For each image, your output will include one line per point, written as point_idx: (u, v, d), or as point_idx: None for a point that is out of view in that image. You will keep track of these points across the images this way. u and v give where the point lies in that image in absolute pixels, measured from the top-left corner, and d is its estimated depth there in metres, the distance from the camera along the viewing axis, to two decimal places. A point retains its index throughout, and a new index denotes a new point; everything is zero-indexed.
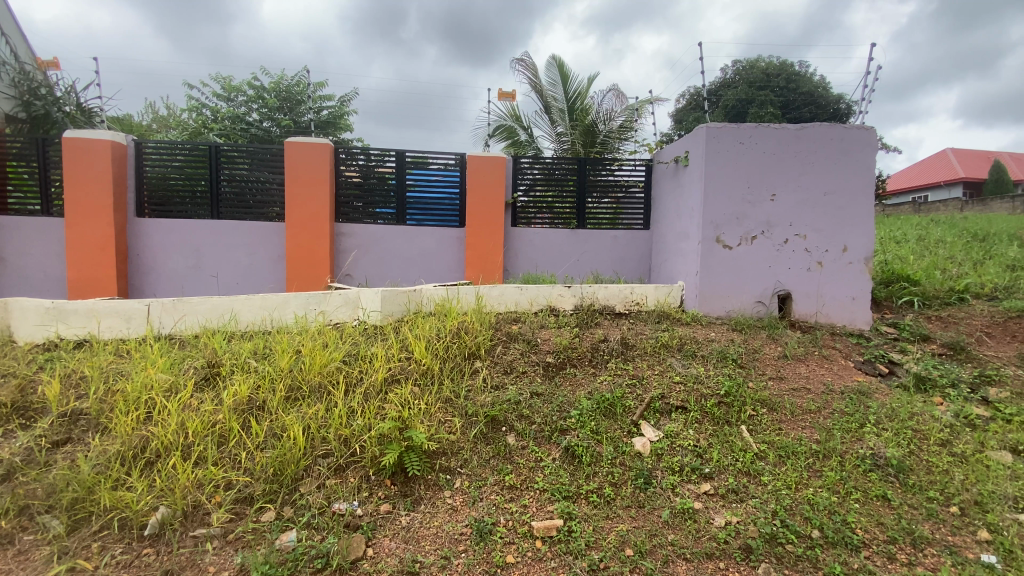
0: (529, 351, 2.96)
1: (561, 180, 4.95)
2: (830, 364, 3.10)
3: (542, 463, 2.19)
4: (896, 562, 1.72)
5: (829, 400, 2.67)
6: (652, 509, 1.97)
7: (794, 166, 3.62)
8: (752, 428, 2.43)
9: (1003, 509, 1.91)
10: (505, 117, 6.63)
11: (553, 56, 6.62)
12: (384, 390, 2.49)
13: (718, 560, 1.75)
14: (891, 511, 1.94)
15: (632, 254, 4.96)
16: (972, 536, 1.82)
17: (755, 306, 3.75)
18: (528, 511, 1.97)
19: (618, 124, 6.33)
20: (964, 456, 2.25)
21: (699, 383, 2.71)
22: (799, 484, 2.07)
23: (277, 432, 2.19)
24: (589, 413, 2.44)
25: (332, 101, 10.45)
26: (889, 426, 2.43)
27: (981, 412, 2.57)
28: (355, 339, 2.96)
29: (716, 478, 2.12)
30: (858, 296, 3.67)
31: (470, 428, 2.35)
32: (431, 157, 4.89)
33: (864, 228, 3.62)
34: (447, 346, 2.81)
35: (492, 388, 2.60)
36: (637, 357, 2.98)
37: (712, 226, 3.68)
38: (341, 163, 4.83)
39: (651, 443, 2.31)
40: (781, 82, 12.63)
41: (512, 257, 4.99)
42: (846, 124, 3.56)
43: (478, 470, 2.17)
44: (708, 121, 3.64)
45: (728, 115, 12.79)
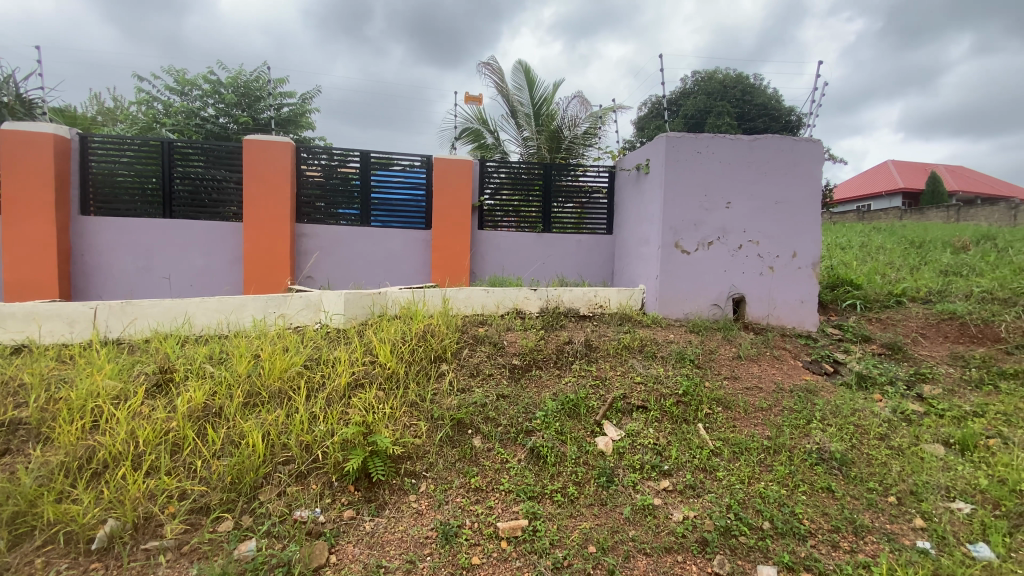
0: (495, 354, 2.98)
1: (527, 184, 5.00)
2: (781, 364, 3.26)
3: (508, 465, 2.21)
4: (839, 549, 1.84)
5: (779, 398, 2.82)
6: (614, 506, 2.03)
7: (748, 176, 3.79)
8: (708, 426, 2.54)
9: (935, 498, 2.06)
10: (472, 120, 6.64)
11: (519, 61, 6.68)
12: (347, 395, 2.46)
13: (676, 554, 1.82)
14: (835, 502, 2.06)
15: (596, 258, 5.06)
16: (908, 524, 1.96)
17: (711, 309, 3.90)
18: (493, 512, 1.99)
19: (582, 131, 6.53)
20: (901, 448, 2.41)
21: (659, 383, 2.80)
22: (751, 478, 2.18)
23: (235, 439, 2.13)
24: (554, 414, 2.49)
25: (293, 99, 10.19)
26: (833, 421, 2.58)
27: (916, 408, 2.77)
28: (317, 343, 2.90)
29: (675, 475, 2.20)
30: (806, 299, 3.88)
31: (436, 431, 2.35)
32: (396, 158, 4.84)
33: (811, 235, 3.84)
34: (412, 349, 2.79)
35: (458, 392, 2.61)
36: (600, 358, 3.05)
37: (671, 232, 3.81)
38: (303, 163, 4.72)
39: (613, 442, 2.38)
40: (737, 94, 13.16)
41: (478, 260, 4.99)
42: (795, 137, 3.77)
43: (443, 473, 2.18)
44: (667, 130, 3.77)
45: (687, 124, 13.25)
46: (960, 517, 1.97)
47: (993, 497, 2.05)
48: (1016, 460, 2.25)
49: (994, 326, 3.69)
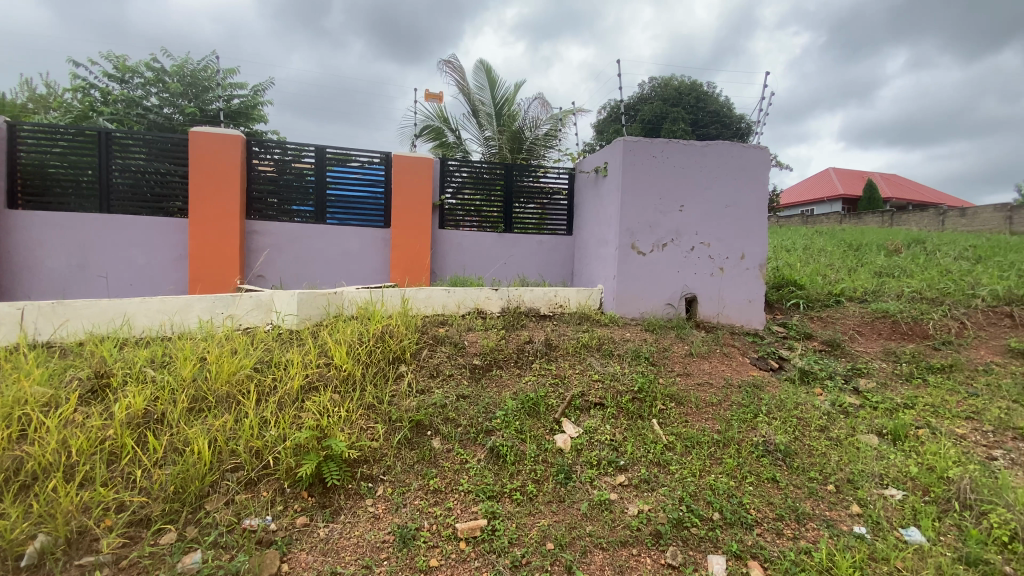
0: (455, 354, 2.95)
1: (489, 184, 4.99)
2: (730, 361, 3.40)
3: (467, 465, 2.21)
4: (782, 537, 1.93)
5: (729, 393, 2.94)
6: (572, 503, 2.06)
7: (700, 180, 3.94)
8: (662, 421, 2.62)
9: (869, 486, 2.20)
10: (433, 118, 6.58)
11: (481, 60, 6.66)
12: (301, 399, 2.38)
13: (631, 547, 1.87)
14: (779, 491, 2.17)
15: (556, 258, 5.11)
16: (845, 510, 2.08)
17: (666, 308, 4.02)
18: (452, 513, 1.97)
19: (543, 132, 6.60)
20: (839, 439, 2.57)
21: (616, 380, 2.86)
22: (702, 471, 2.26)
23: (179, 447, 2.02)
24: (513, 414, 2.50)
25: (244, 91, 9.78)
26: (778, 415, 2.72)
27: (852, 401, 2.96)
28: (268, 345, 2.80)
29: (630, 470, 2.26)
30: (753, 299, 4.07)
31: (394, 434, 2.31)
32: (354, 154, 4.72)
33: (758, 238, 4.03)
34: (370, 350, 2.73)
35: (418, 393, 2.57)
36: (560, 357, 3.09)
37: (628, 233, 3.90)
38: (255, 157, 4.54)
39: (571, 439, 2.41)
40: (691, 101, 13.61)
41: (439, 260, 4.94)
42: (744, 144, 3.94)
43: (401, 476, 2.14)
44: (625, 134, 3.86)
45: (644, 129, 13.60)
46: (892, 503, 2.11)
47: (921, 483, 2.21)
48: (941, 448, 2.44)
49: (921, 323, 3.98)
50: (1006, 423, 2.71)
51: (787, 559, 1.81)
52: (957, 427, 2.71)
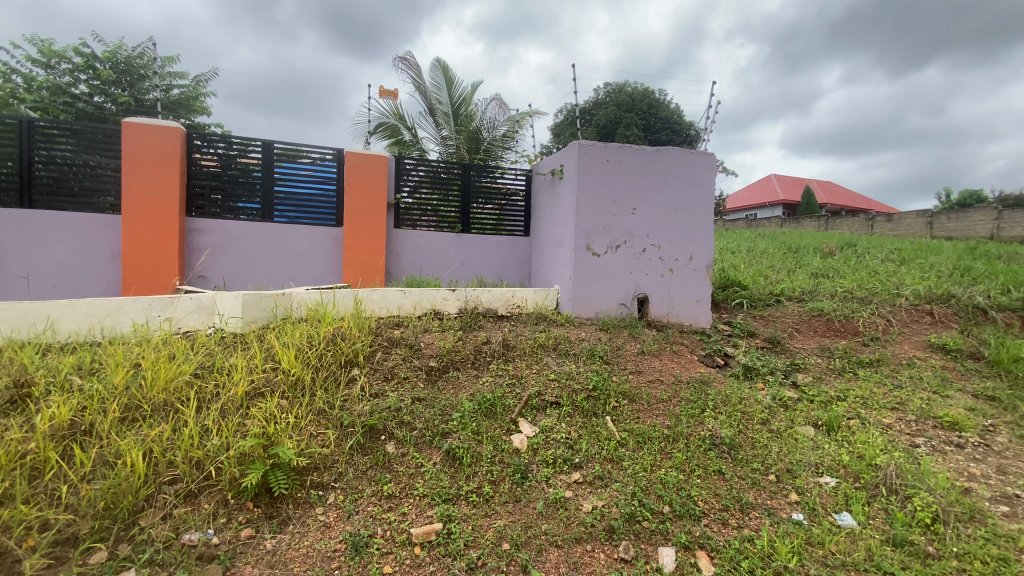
0: (411, 356, 2.90)
1: (446, 183, 4.94)
2: (679, 358, 3.53)
3: (423, 469, 2.17)
4: (728, 526, 2.02)
5: (678, 390, 3.04)
6: (528, 502, 2.07)
7: (652, 184, 4.06)
8: (615, 418, 2.68)
9: (807, 474, 2.34)
10: (388, 115, 6.46)
11: (437, 59, 6.60)
12: (245, 405, 2.27)
13: (585, 543, 1.90)
14: (725, 483, 2.27)
15: (514, 259, 5.13)
16: (785, 499, 2.20)
17: (619, 308, 4.11)
18: (406, 519, 1.94)
19: (500, 134, 6.62)
20: (780, 431, 2.71)
21: (572, 379, 2.90)
22: (653, 465, 2.33)
23: (110, 460, 1.89)
24: (470, 415, 2.48)
25: (184, 81, 9.27)
26: (724, 410, 2.84)
27: (791, 395, 3.13)
28: (210, 350, 2.65)
29: (585, 467, 2.30)
30: (700, 299, 4.24)
31: (346, 439, 2.25)
32: (304, 150, 4.57)
33: (705, 241, 4.20)
34: (320, 354, 2.64)
35: (371, 397, 2.51)
36: (517, 358, 3.10)
37: (583, 235, 3.96)
38: (197, 150, 4.31)
39: (528, 438, 2.43)
40: (643, 107, 14.01)
41: (395, 260, 4.85)
42: (692, 150, 4.10)
43: (354, 482, 2.09)
44: (580, 138, 3.92)
45: (599, 133, 13.90)
46: (827, 490, 2.25)
47: (853, 470, 2.37)
48: (870, 437, 2.62)
49: (853, 321, 4.27)
50: (926, 412, 2.95)
51: (732, 548, 1.89)
52: (884, 417, 2.92)
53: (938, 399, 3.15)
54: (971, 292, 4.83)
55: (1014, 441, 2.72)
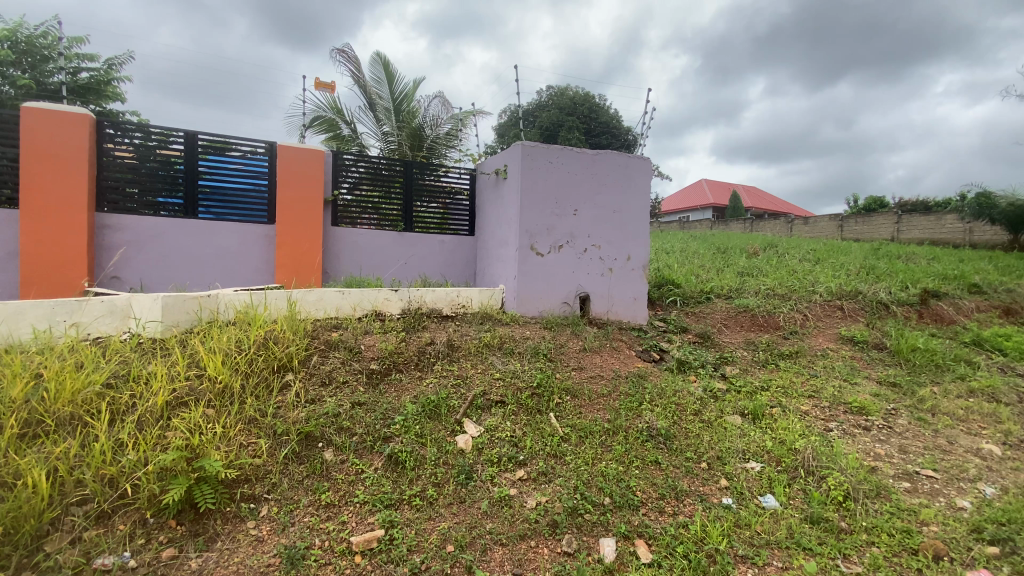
0: (350, 359, 2.80)
1: (387, 181, 4.82)
2: (619, 354, 3.65)
3: (363, 475, 2.11)
4: (664, 514, 2.11)
5: (618, 384, 3.15)
6: (473, 502, 2.06)
7: (592, 187, 4.18)
8: (559, 414, 2.73)
9: (735, 461, 2.49)
10: (325, 108, 6.21)
11: (378, 53, 6.42)
12: (166, 416, 2.11)
13: (530, 540, 1.92)
14: (661, 473, 2.37)
15: (459, 259, 5.08)
16: (716, 485, 2.33)
17: (562, 307, 4.17)
18: (346, 527, 1.88)
19: (444, 132, 6.56)
20: (710, 420, 2.87)
21: (516, 377, 2.93)
22: (595, 459, 2.39)
23: (7, 481, 1.69)
24: (414, 418, 2.44)
25: (94, 64, 8.46)
26: (660, 402, 2.97)
27: (720, 386, 3.33)
28: (124, 358, 2.44)
29: (529, 464, 2.32)
30: (637, 297, 4.42)
31: (280, 449, 2.14)
32: (233, 142, 4.30)
33: (641, 241, 4.39)
34: (250, 359, 2.50)
35: (307, 403, 2.41)
36: (461, 358, 3.07)
37: (527, 235, 3.99)
38: (109, 140, 3.94)
39: (472, 439, 2.42)
40: (584, 111, 14.36)
41: (333, 259, 4.66)
42: (630, 154, 4.26)
43: (288, 493, 1.99)
44: (523, 139, 3.94)
45: (542, 134, 14.11)
46: (753, 474, 2.41)
47: (776, 454, 2.54)
48: (789, 423, 2.84)
49: (774, 316, 4.60)
50: (837, 399, 3.23)
51: (668, 534, 1.98)
52: (802, 404, 3.17)
53: (848, 386, 3.46)
54: (874, 289, 5.34)
55: (911, 422, 3.04)
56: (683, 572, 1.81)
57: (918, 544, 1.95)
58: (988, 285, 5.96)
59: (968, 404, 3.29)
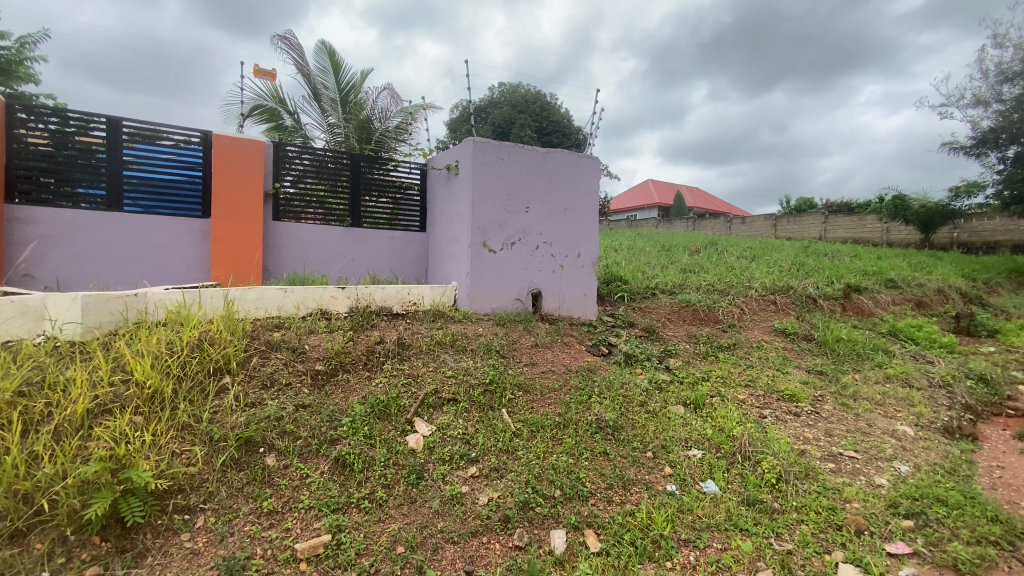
0: (293, 360, 2.68)
1: (333, 174, 4.64)
2: (569, 349, 3.71)
3: (309, 480, 2.03)
4: (612, 503, 2.18)
5: (568, 378, 3.21)
6: (424, 502, 2.04)
7: (543, 184, 4.22)
8: (510, 410, 2.74)
9: (678, 449, 2.60)
10: (266, 97, 5.92)
11: (323, 42, 6.19)
12: (88, 425, 1.96)
13: (481, 536, 1.92)
14: (609, 463, 2.44)
15: (409, 255, 4.99)
16: (660, 473, 2.43)
17: (514, 304, 4.18)
18: (290, 534, 1.81)
19: (393, 125, 6.40)
20: (655, 411, 2.98)
21: (468, 375, 2.91)
22: (546, 453, 2.43)
23: None
24: (362, 418, 2.38)
25: (3, 41, 7.67)
26: (608, 395, 3.05)
27: (664, 378, 3.47)
28: (38, 362, 2.23)
29: (481, 461, 2.32)
30: (587, 293, 4.52)
31: (216, 456, 2.03)
32: (164, 130, 4.02)
33: (591, 239, 4.49)
34: (182, 362, 2.35)
35: (246, 407, 2.29)
36: (412, 356, 3.01)
37: (479, 232, 3.96)
38: (21, 125, 3.62)
39: (423, 438, 2.38)
40: (536, 109, 14.46)
41: (276, 256, 4.46)
42: (579, 154, 4.35)
43: (227, 502, 1.90)
44: (474, 135, 3.91)
45: (494, 131, 14.09)
46: (695, 461, 2.52)
47: (715, 441, 2.68)
48: (727, 412, 2.99)
49: (714, 310, 4.83)
50: (771, 388, 3.44)
51: (616, 523, 2.04)
52: (740, 393, 3.35)
53: (780, 375, 3.70)
54: (804, 284, 5.72)
55: (836, 408, 3.29)
56: (630, 559, 1.87)
57: (842, 520, 2.11)
58: (902, 280, 6.52)
59: (885, 390, 3.59)
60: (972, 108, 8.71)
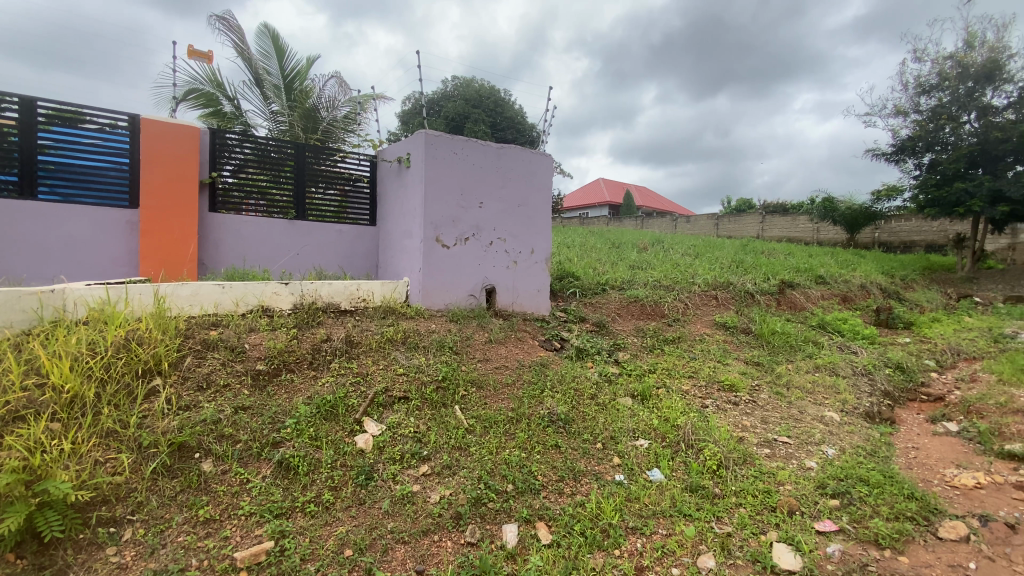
0: (232, 360, 2.54)
1: (276, 164, 4.43)
2: (522, 344, 3.74)
3: (250, 485, 1.94)
4: (563, 495, 2.22)
5: (521, 373, 3.23)
6: (373, 503, 1.99)
7: (497, 180, 4.21)
8: (463, 406, 2.73)
9: (626, 440, 2.67)
10: (202, 80, 5.56)
11: (266, 25, 5.89)
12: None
13: (433, 534, 1.90)
14: (561, 456, 2.48)
15: (358, 250, 4.85)
16: (609, 463, 2.49)
17: (468, 299, 4.15)
18: (229, 543, 1.72)
19: (341, 115, 6.16)
20: (605, 403, 3.05)
21: (420, 372, 2.86)
22: (498, 448, 2.43)
23: None
24: (307, 420, 2.29)
25: None
26: (560, 389, 3.10)
27: (613, 370, 3.57)
28: None
29: (433, 459, 2.29)
30: (540, 289, 4.56)
31: (146, 464, 1.90)
32: (87, 113, 3.70)
33: (544, 235, 4.54)
34: (106, 363, 2.17)
35: (180, 410, 2.15)
36: (361, 354, 2.92)
37: (432, 227, 3.90)
38: None
39: (373, 438, 2.33)
40: (490, 105, 14.40)
41: (212, 249, 4.21)
42: (532, 151, 4.38)
43: (158, 512, 1.78)
44: (427, 127, 3.83)
45: (447, 125, 13.95)
46: (642, 450, 2.61)
47: (661, 431, 2.78)
48: (673, 402, 3.11)
49: (661, 305, 5.01)
50: (712, 378, 3.62)
51: (566, 514, 2.08)
52: (684, 384, 3.50)
53: (721, 366, 3.89)
54: (743, 280, 6.03)
55: (771, 396, 3.50)
56: (580, 549, 1.91)
57: (776, 502, 2.24)
58: (830, 277, 7.01)
59: (815, 378, 3.85)
60: (893, 118, 9.44)
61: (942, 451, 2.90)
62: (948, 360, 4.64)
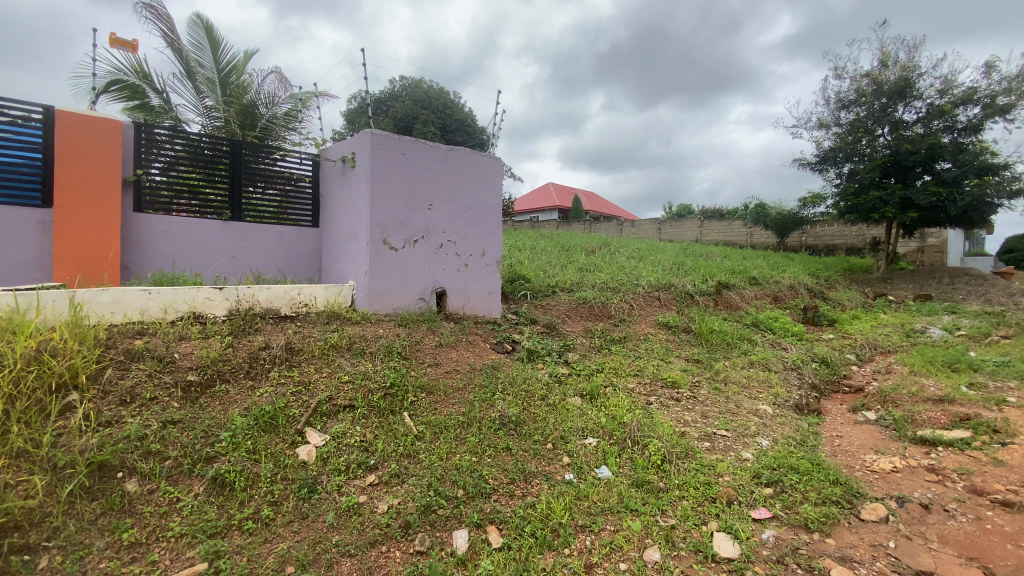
0: (160, 371, 2.36)
1: (210, 162, 4.18)
2: (473, 347, 3.72)
3: (180, 504, 1.82)
4: (513, 496, 2.22)
5: (472, 377, 3.21)
6: (316, 516, 1.91)
7: (446, 182, 4.19)
8: (412, 412, 2.68)
9: (576, 439, 2.72)
10: (126, 71, 5.17)
11: (198, 15, 5.56)
12: None
13: (381, 545, 1.85)
14: (511, 458, 2.48)
15: (299, 252, 4.66)
16: (559, 463, 2.53)
17: (418, 303, 4.08)
18: (157, 568, 1.61)
19: (281, 112, 5.92)
20: (556, 403, 3.09)
21: (367, 379, 2.77)
22: (448, 453, 2.40)
23: None
24: (244, 432, 2.17)
25: None
26: (511, 391, 3.11)
27: (563, 371, 3.63)
28: None
29: (380, 468, 2.23)
30: (490, 291, 4.57)
31: (62, 485, 1.74)
32: None
33: (494, 239, 4.56)
34: (13, 377, 1.96)
35: (101, 427, 1.99)
36: (303, 362, 2.80)
37: (380, 228, 3.80)
38: None
39: (316, 448, 2.24)
40: (439, 107, 14.28)
41: (138, 252, 3.92)
42: (482, 154, 4.39)
43: (77, 537, 1.64)
44: (373, 127, 3.73)
45: (395, 125, 13.69)
46: (590, 449, 2.66)
47: (608, 429, 2.85)
48: (619, 401, 3.20)
49: (608, 306, 5.15)
50: (656, 376, 3.74)
51: (518, 516, 2.08)
52: (629, 382, 3.60)
53: (664, 364, 4.04)
54: (684, 282, 6.29)
55: (710, 392, 3.67)
56: (530, 550, 1.93)
57: (716, 493, 2.35)
58: (763, 278, 7.44)
59: (750, 373, 4.08)
60: (817, 130, 10.19)
61: (862, 439, 3.14)
62: (866, 354, 5.05)
